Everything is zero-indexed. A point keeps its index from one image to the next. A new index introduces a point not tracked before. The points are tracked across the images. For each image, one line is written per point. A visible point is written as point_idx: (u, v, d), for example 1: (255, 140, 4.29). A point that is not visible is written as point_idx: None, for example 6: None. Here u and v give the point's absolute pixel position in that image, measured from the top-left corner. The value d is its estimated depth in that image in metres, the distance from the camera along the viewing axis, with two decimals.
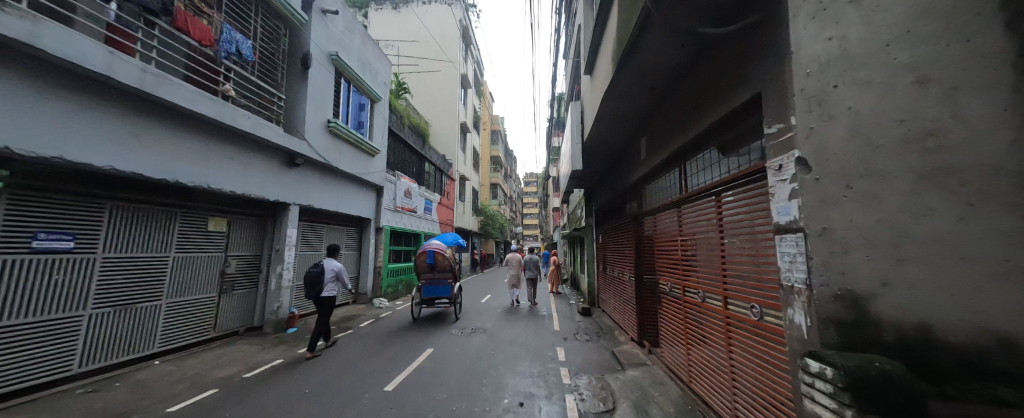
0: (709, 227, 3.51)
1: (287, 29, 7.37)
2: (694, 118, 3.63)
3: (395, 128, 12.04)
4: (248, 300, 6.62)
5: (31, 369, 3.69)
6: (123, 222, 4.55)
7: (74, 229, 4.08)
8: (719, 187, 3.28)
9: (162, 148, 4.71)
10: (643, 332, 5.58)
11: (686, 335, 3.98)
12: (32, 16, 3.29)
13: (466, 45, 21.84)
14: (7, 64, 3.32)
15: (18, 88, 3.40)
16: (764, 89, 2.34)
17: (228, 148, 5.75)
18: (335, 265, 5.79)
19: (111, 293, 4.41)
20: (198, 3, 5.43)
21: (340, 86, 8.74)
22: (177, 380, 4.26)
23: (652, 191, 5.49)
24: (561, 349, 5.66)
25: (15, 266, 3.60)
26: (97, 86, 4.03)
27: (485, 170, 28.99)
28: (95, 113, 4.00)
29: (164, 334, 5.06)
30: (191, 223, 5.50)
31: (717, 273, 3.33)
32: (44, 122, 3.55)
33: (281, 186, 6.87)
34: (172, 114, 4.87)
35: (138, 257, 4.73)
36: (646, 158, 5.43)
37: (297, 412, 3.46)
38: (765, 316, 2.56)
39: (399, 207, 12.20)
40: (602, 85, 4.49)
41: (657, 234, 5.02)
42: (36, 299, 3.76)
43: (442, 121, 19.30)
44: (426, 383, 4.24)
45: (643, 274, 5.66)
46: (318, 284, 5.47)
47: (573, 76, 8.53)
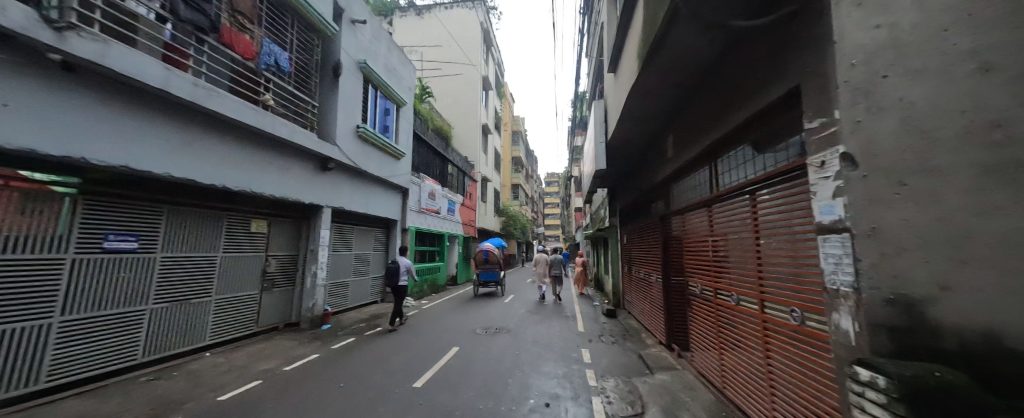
0: (743, 227, 3.37)
1: (320, 40, 7.74)
2: (725, 115, 3.51)
3: (419, 131, 12.37)
4: (288, 297, 7.02)
5: (102, 357, 4.09)
6: (177, 224, 4.95)
7: (138, 230, 4.48)
8: (754, 185, 3.15)
9: (208, 155, 5.04)
10: (672, 335, 5.40)
11: (719, 339, 3.84)
12: (103, 38, 3.65)
13: (487, 47, 22.15)
14: (81, 83, 3.69)
15: (91, 104, 3.77)
16: (803, 82, 2.23)
17: (268, 154, 6.12)
18: (408, 262, 7.50)
19: (168, 289, 4.80)
20: (244, 20, 5.75)
21: (367, 92, 9.09)
22: (226, 371, 4.58)
23: (680, 190, 5.35)
24: (587, 350, 5.62)
25: (91, 264, 4.00)
26: (156, 100, 4.40)
27: (506, 171, 29.25)
28: (153, 124, 4.36)
29: (214, 328, 5.47)
30: (236, 224, 5.92)
31: (753, 275, 3.19)
32: (113, 133, 3.93)
33: (315, 189, 7.23)
34: (219, 123, 5.23)
35: (192, 256, 5.15)
36: (673, 155, 5.29)
37: (331, 406, 3.61)
38: (807, 320, 2.44)
39: (424, 209, 12.54)
40: (627, 83, 4.41)
41: (686, 234, 4.88)
42: (106, 295, 4.15)
43: (465, 123, 19.62)
44: (453, 380, 4.34)
45: (670, 275, 5.50)
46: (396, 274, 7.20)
47: (595, 74, 8.44)
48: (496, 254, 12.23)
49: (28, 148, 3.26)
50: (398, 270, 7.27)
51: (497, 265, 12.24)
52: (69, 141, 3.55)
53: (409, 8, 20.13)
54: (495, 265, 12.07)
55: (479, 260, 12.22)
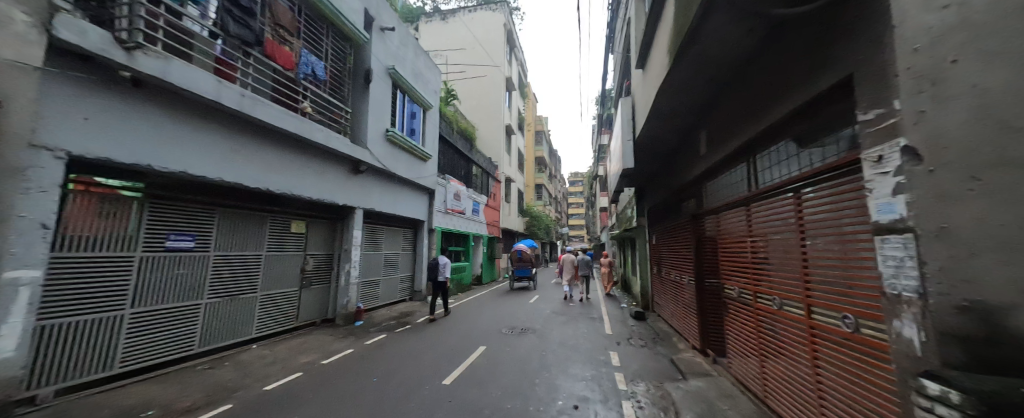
0: (786, 227, 3.17)
1: (353, 49, 8.08)
2: (766, 108, 3.32)
3: (444, 133, 12.61)
4: (324, 294, 7.38)
5: (165, 347, 4.48)
6: (226, 225, 5.33)
7: (194, 231, 4.86)
8: (798, 183, 2.96)
9: (254, 160, 5.39)
10: (706, 340, 5.16)
11: (760, 345, 3.63)
12: (164, 56, 3.99)
13: (511, 48, 22.30)
14: (147, 97, 4.06)
15: (156, 116, 4.14)
16: (855, 71, 2.08)
17: (306, 158, 6.47)
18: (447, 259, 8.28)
19: (219, 285, 5.19)
20: (284, 33, 6.11)
21: (396, 96, 9.39)
22: (270, 363, 4.89)
23: (713, 189, 5.13)
24: (615, 353, 5.50)
25: (155, 262, 4.39)
26: (209, 110, 4.76)
27: (530, 171, 29.27)
28: (206, 133, 4.72)
29: (259, 322, 5.84)
30: (279, 225, 6.30)
31: (798, 278, 2.99)
32: (173, 142, 4.29)
33: (347, 191, 7.56)
34: (262, 130, 5.59)
35: (240, 255, 5.54)
36: (706, 153, 5.08)
37: (366, 400, 3.76)
38: (862, 328, 2.26)
39: (450, 209, 12.81)
40: (657, 79, 4.28)
41: (721, 234, 4.67)
42: (167, 290, 4.53)
43: (489, 124, 19.79)
44: (481, 379, 4.38)
45: (704, 277, 5.29)
46: (434, 271, 8.09)
47: (622, 71, 8.26)
48: (529, 254, 14.17)
49: (104, 156, 3.63)
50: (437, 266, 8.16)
51: (529, 263, 14.20)
52: (137, 149, 3.91)
53: (434, 14, 20.55)
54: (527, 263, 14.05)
55: (514, 258, 14.31)
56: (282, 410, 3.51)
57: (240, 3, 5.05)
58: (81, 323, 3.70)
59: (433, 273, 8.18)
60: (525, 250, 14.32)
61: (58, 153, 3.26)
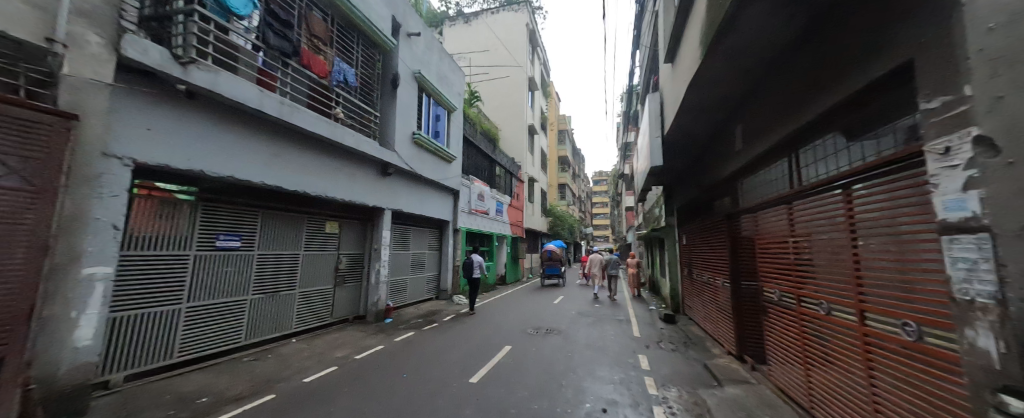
0: (834, 226, 2.95)
1: (381, 55, 8.37)
2: (811, 99, 3.11)
3: (468, 135, 12.77)
4: (356, 292, 7.69)
5: (215, 339, 4.82)
6: (267, 226, 5.67)
7: (240, 231, 5.21)
8: (847, 179, 2.75)
9: (291, 164, 5.71)
10: (742, 345, 4.91)
11: (804, 352, 3.41)
12: (214, 69, 4.31)
13: (533, 48, 22.29)
14: (199, 107, 4.40)
15: (207, 125, 4.47)
16: (917, 56, 1.90)
17: (339, 162, 6.76)
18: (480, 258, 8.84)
19: (262, 282, 5.53)
20: (319, 43, 6.42)
21: (421, 100, 9.62)
22: (309, 356, 5.16)
23: (750, 186, 4.87)
24: (644, 356, 5.34)
25: (207, 260, 4.75)
26: (252, 118, 5.09)
27: (553, 171, 29.12)
28: (250, 140, 5.05)
29: (297, 318, 6.17)
30: (315, 226, 6.63)
31: (848, 281, 2.78)
32: (222, 148, 4.62)
33: (376, 193, 7.83)
34: (299, 136, 5.90)
35: (281, 254, 5.88)
36: (742, 148, 4.83)
37: (396, 395, 3.88)
38: (926, 336, 2.05)
39: (474, 209, 12.98)
40: (688, 73, 4.11)
41: (759, 234, 4.42)
42: (217, 286, 4.88)
43: (511, 124, 19.86)
44: (507, 379, 4.39)
45: (741, 280, 5.03)
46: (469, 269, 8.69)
47: (649, 66, 8.01)
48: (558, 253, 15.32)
49: (164, 163, 3.96)
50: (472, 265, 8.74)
51: (559, 262, 15.39)
52: (191, 156, 4.24)
53: (457, 17, 20.78)
54: (557, 262, 15.21)
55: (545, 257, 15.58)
56: (320, 401, 3.68)
57: (280, 16, 5.49)
58: (144, 316, 4.05)
59: (468, 271, 8.79)
60: (555, 250, 15.49)
61: (126, 161, 3.58)
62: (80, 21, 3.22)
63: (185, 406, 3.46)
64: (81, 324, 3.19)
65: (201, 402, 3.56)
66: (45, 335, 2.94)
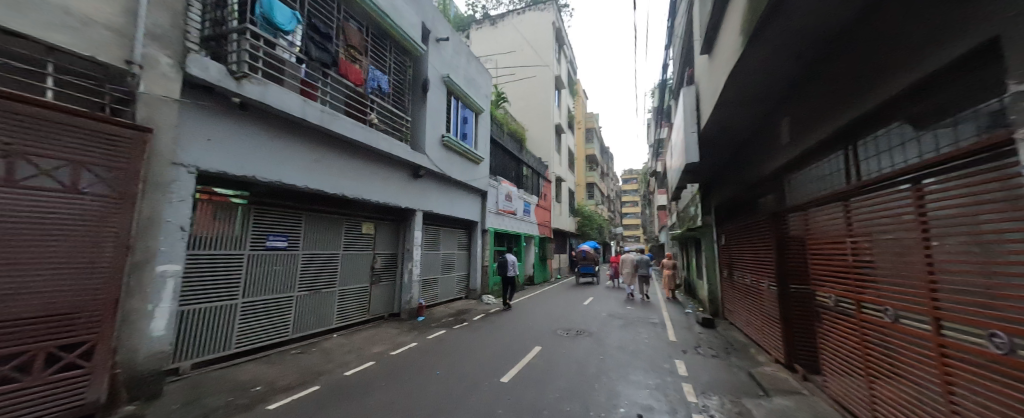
0: (900, 225, 2.66)
1: (412, 61, 8.64)
2: (873, 86, 2.83)
3: (495, 136, 12.89)
4: (390, 291, 7.98)
5: (265, 332, 5.19)
6: (310, 227, 6.03)
7: (286, 232, 5.59)
8: (915, 173, 2.48)
9: (331, 169, 6.03)
10: (792, 353, 4.56)
11: (867, 363, 3.10)
12: (263, 82, 4.65)
13: (560, 46, 22.09)
14: (251, 118, 4.76)
15: (257, 134, 4.83)
16: (1005, 32, 1.68)
17: (374, 166, 7.06)
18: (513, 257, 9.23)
19: (306, 280, 5.90)
20: (355, 53, 6.75)
21: (450, 103, 9.83)
22: (349, 351, 5.44)
23: (798, 183, 4.54)
24: (681, 362, 5.12)
25: (258, 259, 5.13)
26: (296, 126, 5.43)
27: (581, 170, 28.72)
28: (295, 146, 5.39)
29: (337, 314, 6.50)
30: (352, 227, 6.97)
31: (918, 286, 2.50)
32: (270, 155, 4.98)
33: (408, 195, 8.10)
34: (338, 142, 6.23)
35: (322, 253, 6.25)
36: (789, 142, 4.51)
37: (431, 391, 3.98)
38: (1016, 349, 1.77)
39: (502, 210, 13.07)
40: (727, 64, 3.88)
41: (811, 234, 4.10)
42: (267, 283, 5.25)
43: (538, 124, 19.78)
44: (538, 380, 4.38)
45: (789, 283, 4.68)
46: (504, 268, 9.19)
47: (684, 58, 7.67)
48: (592, 253, 16.29)
49: (221, 170, 4.32)
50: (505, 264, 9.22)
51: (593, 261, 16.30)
52: (245, 163, 4.61)
53: (484, 20, 21.00)
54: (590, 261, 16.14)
55: (579, 257, 16.65)
56: (360, 395, 3.85)
57: (320, 30, 5.83)
58: (205, 310, 4.43)
59: (502, 271, 9.24)
60: (589, 250, 16.42)
61: (191, 169, 3.94)
62: (153, 44, 3.58)
63: (242, 393, 3.76)
64: (156, 316, 3.56)
65: (255, 390, 3.85)
66: (128, 325, 3.31)
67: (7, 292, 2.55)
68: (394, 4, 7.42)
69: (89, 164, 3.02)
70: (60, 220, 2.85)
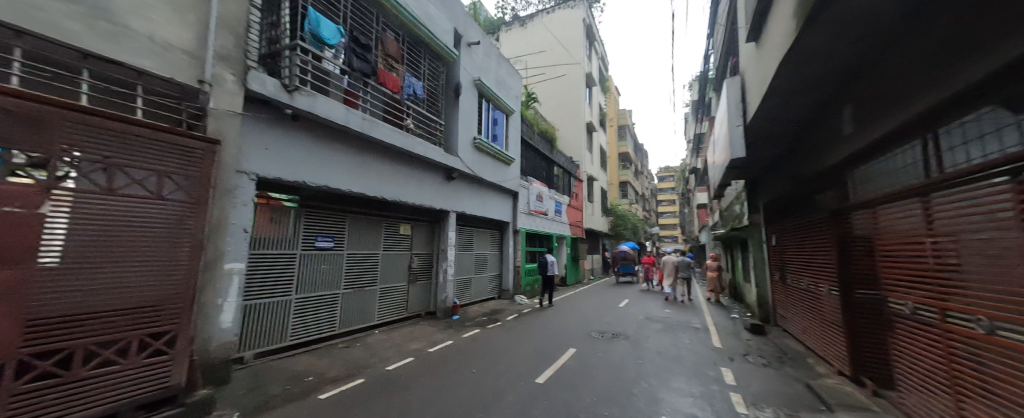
0: (994, 222, 2.31)
1: (445, 67, 8.89)
2: (958, 65, 2.49)
3: (525, 136, 12.93)
4: (427, 289, 8.24)
5: (315, 327, 5.56)
6: (353, 228, 6.39)
7: (332, 233, 5.97)
8: (1009, 163, 2.15)
9: (372, 173, 6.35)
10: (858, 364, 4.13)
11: (956, 380, 2.72)
12: (311, 93, 5.00)
13: (590, 43, 21.72)
14: (302, 128, 5.14)
15: (307, 142, 5.20)
16: None
17: (410, 169, 7.33)
18: (553, 258, 9.62)
19: (350, 278, 6.25)
20: (392, 61, 7.06)
21: (481, 105, 9.99)
22: (390, 346, 5.70)
23: (862, 177, 4.11)
24: (728, 370, 4.81)
25: (308, 258, 5.52)
26: (340, 133, 5.78)
27: (614, 168, 27.98)
28: (339, 153, 5.74)
29: (378, 311, 6.82)
30: (391, 228, 7.28)
31: (1019, 292, 2.15)
32: (318, 161, 5.34)
33: (442, 197, 8.34)
34: (378, 147, 6.53)
35: (364, 253, 6.59)
36: (853, 132, 4.09)
37: (468, 388, 4.06)
38: None
39: (533, 210, 13.08)
40: (778, 52, 3.60)
41: (881, 234, 3.69)
42: (316, 281, 5.63)
43: (569, 122, 19.54)
44: (575, 382, 4.32)
45: (855, 288, 4.24)
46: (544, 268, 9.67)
47: (726, 47, 7.22)
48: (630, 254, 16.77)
49: (277, 176, 4.70)
50: (546, 265, 9.67)
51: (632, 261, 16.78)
52: (296, 169, 4.98)
53: (514, 22, 21.15)
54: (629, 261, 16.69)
55: (618, 257, 17.22)
56: (400, 389, 4.00)
57: (361, 42, 6.17)
58: (264, 305, 4.83)
59: (543, 270, 9.72)
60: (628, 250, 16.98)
61: (251, 176, 4.34)
62: (220, 65, 3.98)
63: (296, 382, 4.06)
64: (225, 309, 3.95)
65: (307, 380, 4.14)
66: (202, 316, 3.70)
67: (105, 287, 2.89)
68: (428, 12, 7.69)
69: (171, 173, 3.35)
70: (147, 223, 3.17)
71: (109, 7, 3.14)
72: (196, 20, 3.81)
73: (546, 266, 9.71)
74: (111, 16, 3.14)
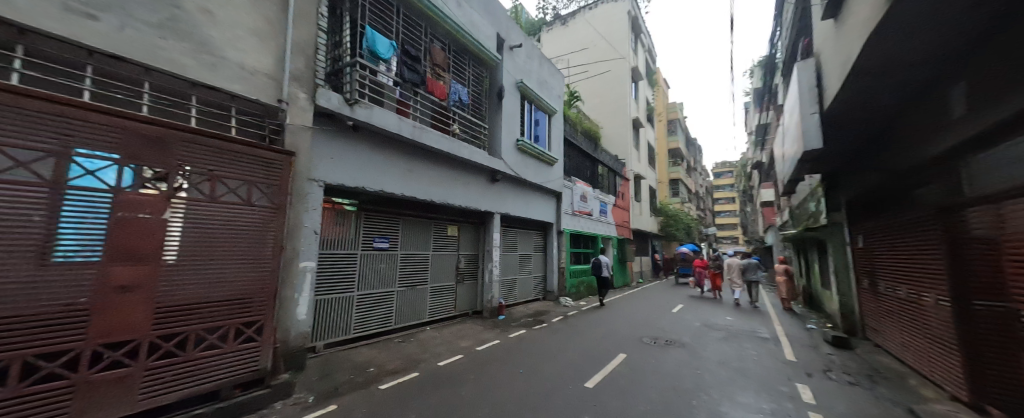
0: None
1: (489, 71, 9.11)
2: None
3: (569, 136, 12.77)
4: (473, 289, 8.47)
5: (373, 321, 5.99)
6: (406, 230, 6.79)
7: (388, 234, 6.40)
8: None
9: (422, 177, 6.69)
10: (976, 390, 3.46)
11: None
12: (368, 105, 5.40)
13: (636, 35, 20.85)
14: (361, 137, 5.57)
15: (365, 150, 5.62)
16: None
17: (456, 172, 7.59)
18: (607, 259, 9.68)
19: (404, 277, 6.64)
20: (439, 70, 7.39)
21: (524, 107, 10.05)
22: (441, 343, 5.96)
23: (978, 166, 3.44)
24: (804, 386, 4.29)
25: (367, 258, 5.96)
26: (394, 141, 6.17)
27: (663, 165, 26.49)
28: (393, 159, 6.12)
29: (429, 309, 7.16)
30: (440, 230, 7.60)
31: None
32: (374, 168, 5.74)
33: (487, 198, 8.53)
34: (427, 153, 6.86)
35: (416, 253, 6.96)
36: (966, 113, 3.44)
37: (517, 388, 4.09)
38: None
39: (577, 211, 12.85)
40: (863, 28, 3.15)
41: (1006, 234, 3.06)
42: (374, 279, 6.06)
43: (613, 119, 18.90)
44: (627, 388, 4.16)
45: (972, 298, 3.55)
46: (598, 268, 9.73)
47: (797, 26, 6.50)
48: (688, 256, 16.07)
49: (340, 183, 5.16)
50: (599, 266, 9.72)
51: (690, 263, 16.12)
52: (357, 176, 5.42)
53: (555, 21, 20.98)
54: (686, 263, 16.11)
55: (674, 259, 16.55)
56: (452, 385, 4.15)
57: (411, 54, 6.56)
58: (331, 300, 5.31)
59: (597, 271, 9.82)
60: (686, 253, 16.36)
61: (320, 183, 4.83)
62: (295, 85, 4.47)
63: (360, 372, 4.42)
64: (300, 302, 4.42)
65: (369, 371, 4.48)
66: (283, 309, 4.17)
67: (210, 281, 3.36)
68: (472, 20, 7.95)
69: (258, 182, 3.83)
70: (240, 226, 3.64)
71: (210, 42, 3.68)
72: (275, 47, 4.32)
73: (600, 267, 9.77)
74: (211, 49, 3.68)
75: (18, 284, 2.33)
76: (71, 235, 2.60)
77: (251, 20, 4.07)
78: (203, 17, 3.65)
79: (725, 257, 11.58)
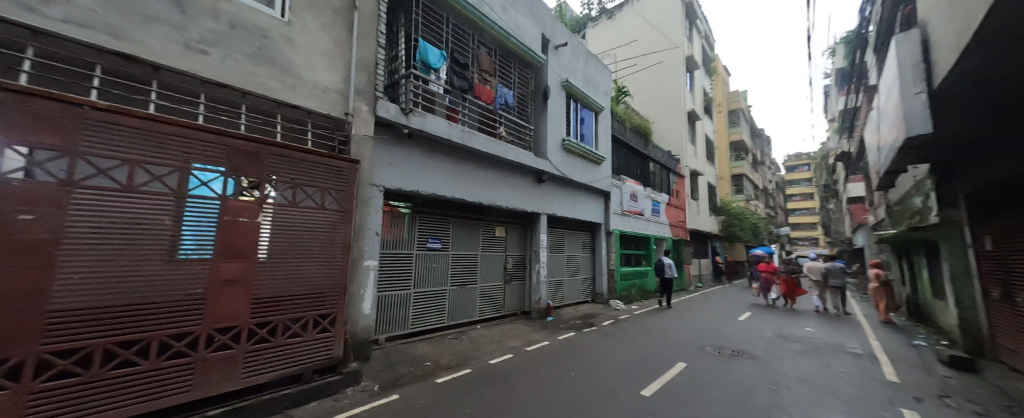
0: None
1: (534, 73, 9.15)
2: None
3: (617, 133, 12.33)
4: (521, 290, 8.52)
5: (428, 318, 6.30)
6: (456, 231, 7.05)
7: (439, 235, 6.71)
8: None
9: (470, 180, 6.91)
10: None
11: None
12: (422, 113, 5.73)
13: (691, 21, 19.48)
14: (415, 144, 5.92)
15: (419, 156, 5.97)
16: None
17: (503, 174, 7.72)
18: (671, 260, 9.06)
19: (455, 276, 6.91)
20: (486, 75, 7.60)
21: (570, 106, 9.92)
22: (491, 341, 6.09)
23: None
24: (911, 412, 3.65)
25: (421, 257, 6.30)
26: (445, 147, 6.45)
27: (724, 160, 24.32)
28: (444, 163, 6.41)
29: (478, 308, 7.35)
30: (488, 231, 7.79)
31: None
32: (427, 172, 6.07)
33: (534, 199, 8.55)
34: (475, 156, 7.08)
35: (466, 254, 7.20)
36: None
37: (569, 391, 4.01)
38: None
39: (627, 211, 12.32)
40: None
41: None
42: (428, 278, 6.38)
43: (666, 113, 17.84)
44: (688, 400, 3.88)
45: None
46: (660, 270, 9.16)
47: None
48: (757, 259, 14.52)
49: (398, 187, 5.54)
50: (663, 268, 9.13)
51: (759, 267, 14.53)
52: (412, 180, 5.77)
53: (600, 16, 20.41)
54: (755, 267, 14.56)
55: None
56: (503, 383, 4.22)
57: (460, 62, 6.83)
58: (390, 297, 5.70)
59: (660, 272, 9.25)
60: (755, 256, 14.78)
61: (380, 188, 5.24)
62: (359, 98, 4.89)
63: (417, 365, 4.69)
64: (365, 298, 4.83)
65: (425, 365, 4.73)
66: (351, 303, 4.58)
67: (293, 277, 3.81)
68: (518, 24, 8.05)
69: (330, 189, 4.25)
70: (316, 228, 4.06)
71: (291, 66, 4.19)
72: (343, 65, 4.78)
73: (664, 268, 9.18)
74: (292, 72, 4.19)
75: (155, 276, 2.86)
76: (190, 237, 3.11)
77: (323, 44, 4.56)
78: (285, 44, 4.17)
79: (802, 261, 10.27)
